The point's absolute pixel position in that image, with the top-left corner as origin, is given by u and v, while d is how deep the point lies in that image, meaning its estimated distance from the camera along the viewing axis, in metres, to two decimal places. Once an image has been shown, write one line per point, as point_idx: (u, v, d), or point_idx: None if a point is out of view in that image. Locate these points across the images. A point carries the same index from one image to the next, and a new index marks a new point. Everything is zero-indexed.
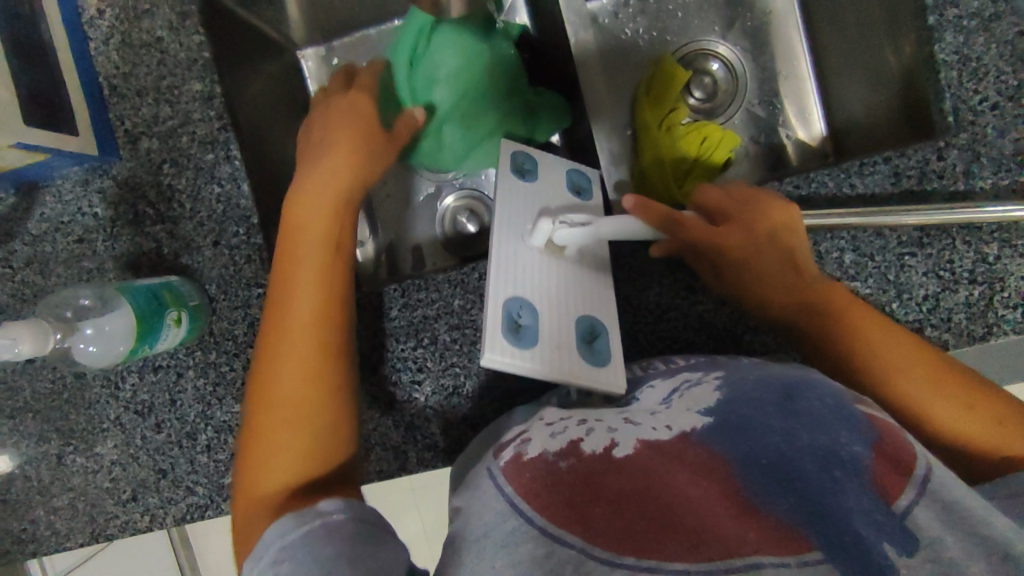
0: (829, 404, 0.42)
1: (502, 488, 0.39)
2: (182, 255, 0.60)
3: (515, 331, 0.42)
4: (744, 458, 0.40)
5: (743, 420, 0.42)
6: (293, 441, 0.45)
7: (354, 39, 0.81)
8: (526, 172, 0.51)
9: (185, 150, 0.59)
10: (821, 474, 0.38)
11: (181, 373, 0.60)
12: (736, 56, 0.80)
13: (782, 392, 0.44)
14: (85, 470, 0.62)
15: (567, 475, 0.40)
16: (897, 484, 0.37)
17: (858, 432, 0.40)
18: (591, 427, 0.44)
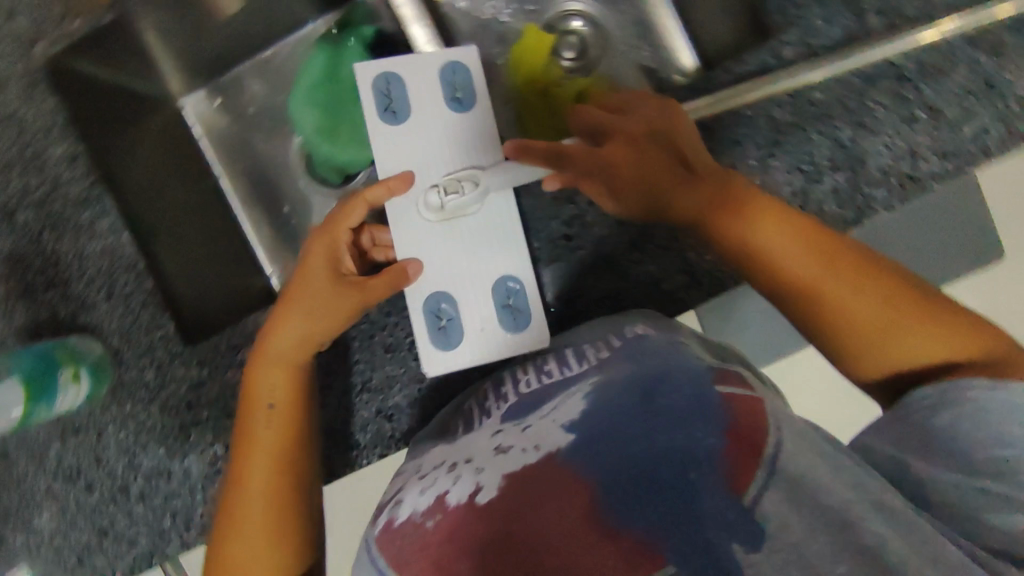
0: (687, 395, 0.40)
1: (380, 564, 0.37)
2: (80, 314, 0.61)
3: (438, 326, 0.58)
4: (603, 478, 0.35)
5: (597, 432, 0.38)
6: (261, 497, 0.50)
7: (230, 79, 0.83)
8: (394, 107, 0.62)
9: (62, 213, 0.60)
10: (678, 480, 0.34)
11: (102, 430, 0.61)
12: (593, 10, 0.81)
13: (641, 392, 0.41)
14: (27, 546, 0.62)
15: (433, 537, 0.36)
16: (748, 471, 0.34)
17: (712, 419, 0.37)
18: (461, 476, 0.40)
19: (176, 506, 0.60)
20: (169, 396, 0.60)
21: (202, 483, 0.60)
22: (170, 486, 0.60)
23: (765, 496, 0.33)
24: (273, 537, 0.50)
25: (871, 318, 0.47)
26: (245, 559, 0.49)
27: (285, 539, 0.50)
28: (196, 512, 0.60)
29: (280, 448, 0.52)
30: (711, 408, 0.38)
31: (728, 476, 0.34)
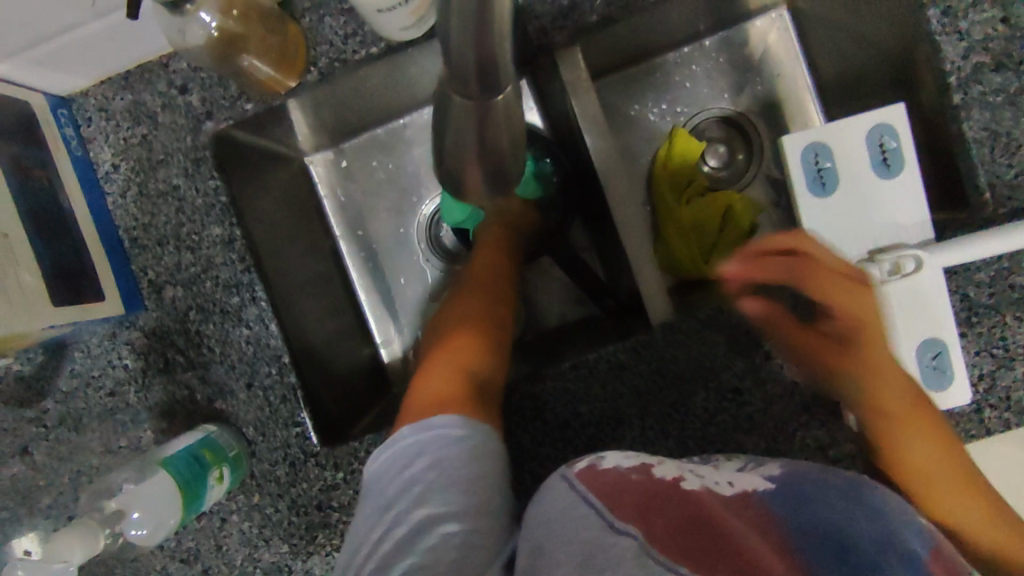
0: (886, 500, 0.43)
1: (579, 490, 0.40)
2: (216, 399, 0.59)
3: (937, 373, 0.53)
4: (795, 526, 0.39)
5: (801, 489, 0.42)
6: (456, 358, 0.53)
7: (366, 140, 0.80)
8: (827, 172, 0.55)
9: (211, 295, 0.58)
10: (877, 552, 0.38)
11: (226, 518, 0.59)
12: (747, 119, 0.79)
13: (852, 481, 0.44)
14: None
15: (638, 488, 0.40)
16: (944, 574, 0.38)
17: (918, 533, 0.40)
18: (666, 463, 0.44)
19: None
20: (300, 495, 0.59)
21: None
22: None
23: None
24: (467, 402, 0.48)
25: (960, 456, 0.51)
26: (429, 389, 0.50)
27: (478, 365, 0.53)
28: None
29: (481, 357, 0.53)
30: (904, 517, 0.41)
31: (927, 574, 0.37)
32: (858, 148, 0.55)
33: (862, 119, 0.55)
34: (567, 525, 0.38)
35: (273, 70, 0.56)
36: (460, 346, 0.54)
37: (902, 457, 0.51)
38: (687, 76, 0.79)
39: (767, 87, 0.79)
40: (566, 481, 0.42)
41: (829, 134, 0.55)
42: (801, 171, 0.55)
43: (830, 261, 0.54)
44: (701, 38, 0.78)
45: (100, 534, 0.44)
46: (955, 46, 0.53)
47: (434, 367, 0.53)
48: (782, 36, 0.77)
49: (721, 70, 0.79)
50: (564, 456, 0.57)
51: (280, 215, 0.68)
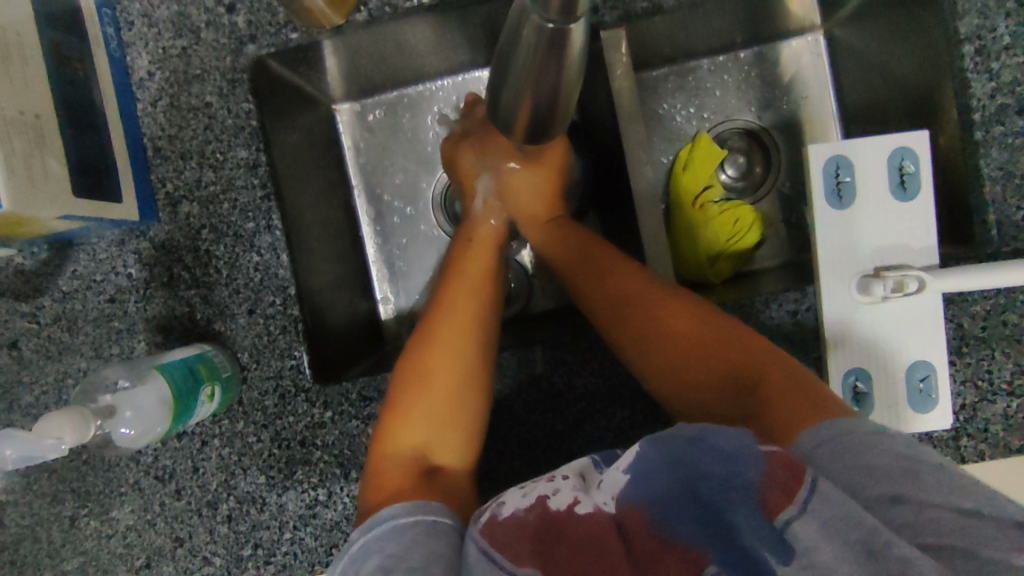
0: (734, 442, 0.38)
1: (476, 544, 0.39)
2: (215, 321, 0.59)
3: (920, 395, 0.55)
4: (655, 497, 0.38)
5: (664, 458, 0.39)
6: (465, 352, 0.52)
7: (390, 97, 0.79)
8: (846, 189, 0.56)
9: (226, 217, 0.58)
10: (720, 497, 0.36)
11: (207, 440, 0.59)
12: (769, 135, 0.81)
13: (689, 435, 0.39)
14: (97, 534, 0.60)
15: (529, 530, 0.39)
16: (781, 497, 0.35)
17: (753, 459, 0.37)
18: (560, 485, 0.42)
19: (261, 537, 0.59)
20: (285, 429, 0.59)
21: (295, 521, 0.59)
22: (261, 515, 0.59)
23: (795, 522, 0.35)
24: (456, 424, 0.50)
25: (787, 376, 0.45)
26: (427, 417, 0.50)
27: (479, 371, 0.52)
28: (280, 549, 0.59)
29: (473, 335, 0.53)
30: (746, 448, 0.38)
31: (763, 503, 0.35)
32: (879, 169, 0.56)
33: (885, 140, 0.55)
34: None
35: (323, 2, 0.56)
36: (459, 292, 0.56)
37: (800, 411, 0.42)
38: (719, 84, 0.81)
39: (792, 107, 0.80)
40: (468, 547, 0.40)
41: (853, 151, 0.55)
42: (821, 180, 0.56)
43: (834, 275, 0.56)
44: (737, 49, 0.80)
45: (91, 420, 0.44)
46: (983, 84, 0.56)
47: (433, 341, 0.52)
48: (813, 59, 0.79)
49: (753, 84, 0.81)
50: (553, 425, 0.58)
51: (301, 152, 0.68)
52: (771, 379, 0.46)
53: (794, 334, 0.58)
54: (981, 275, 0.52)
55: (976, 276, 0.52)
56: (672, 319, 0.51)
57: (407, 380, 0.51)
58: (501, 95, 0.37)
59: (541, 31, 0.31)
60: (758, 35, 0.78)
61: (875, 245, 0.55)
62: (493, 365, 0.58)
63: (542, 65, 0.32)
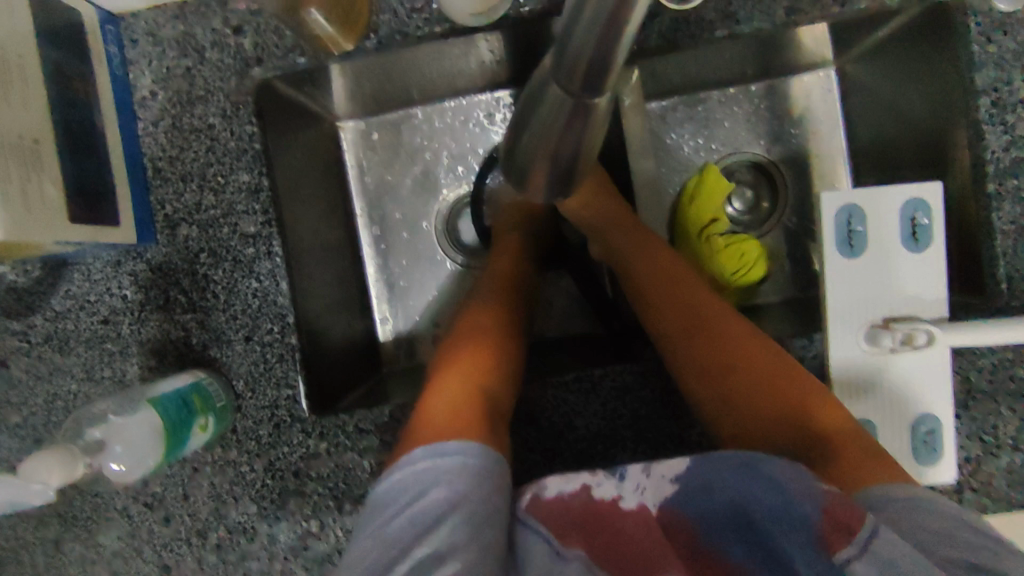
0: (788, 472, 0.40)
1: (526, 527, 0.40)
2: (211, 347, 0.57)
3: (925, 450, 0.54)
4: (706, 512, 0.40)
5: (707, 475, 0.41)
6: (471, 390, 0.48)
7: (396, 117, 0.78)
8: (856, 238, 0.55)
9: (225, 241, 0.57)
10: (776, 527, 0.37)
11: (198, 468, 0.58)
12: (776, 169, 0.80)
13: (746, 460, 0.41)
14: (83, 559, 0.59)
15: (576, 515, 0.40)
16: (840, 538, 0.36)
17: (810, 494, 0.38)
18: (604, 478, 0.43)
19: (250, 568, 0.58)
20: (278, 459, 0.58)
21: (285, 553, 0.58)
22: (251, 546, 0.58)
23: (857, 561, 0.35)
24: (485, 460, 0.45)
25: (850, 433, 0.46)
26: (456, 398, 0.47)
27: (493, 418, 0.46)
28: None
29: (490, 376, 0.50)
30: (800, 482, 0.39)
31: (821, 541, 0.36)
32: (890, 218, 0.55)
33: (898, 190, 0.55)
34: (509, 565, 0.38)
35: (333, 29, 0.54)
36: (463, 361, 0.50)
37: (850, 469, 0.44)
38: (728, 116, 0.80)
39: (800, 142, 0.80)
40: (515, 524, 0.40)
41: (864, 199, 0.55)
42: (831, 228, 0.55)
43: (842, 325, 0.55)
44: (748, 82, 0.79)
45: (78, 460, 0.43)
46: (997, 135, 0.56)
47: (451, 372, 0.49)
48: (823, 95, 0.79)
49: (762, 116, 0.80)
50: (552, 466, 0.57)
51: (304, 173, 0.67)
52: (829, 430, 0.46)
53: None
54: (993, 335, 0.51)
55: (988, 335, 0.51)
56: (744, 344, 0.51)
57: (445, 371, 0.50)
58: (514, 147, 0.36)
59: (560, 94, 0.30)
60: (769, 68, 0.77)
61: (884, 294, 0.55)
62: None
63: (558, 125, 0.31)
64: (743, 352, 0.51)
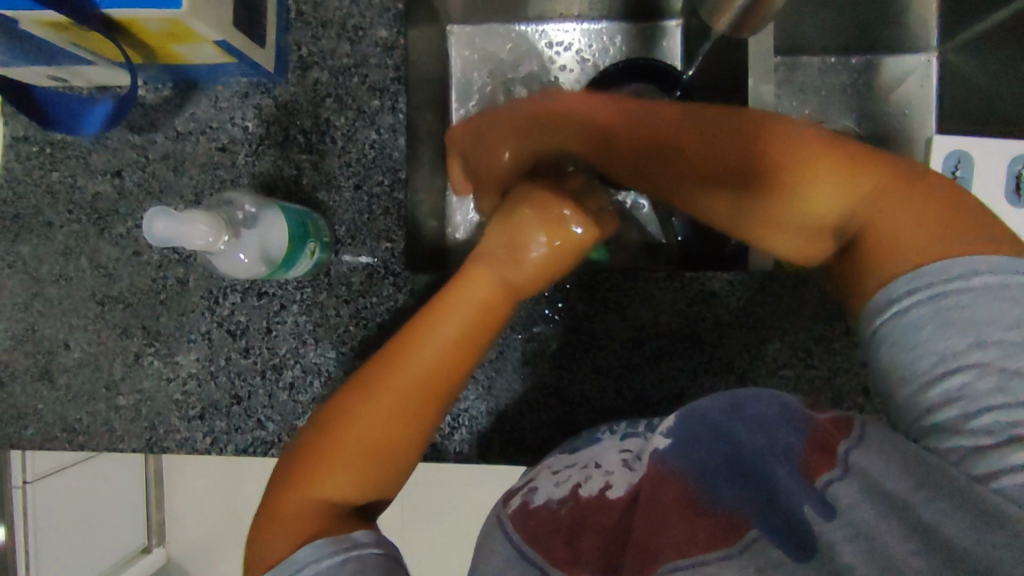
0: (773, 410, 0.41)
1: (511, 536, 0.42)
2: (320, 189, 0.59)
3: None
4: (696, 465, 0.41)
5: (692, 433, 0.43)
6: (416, 397, 0.44)
7: (507, 30, 0.80)
8: (960, 185, 0.56)
9: (353, 90, 0.59)
10: (760, 460, 0.39)
11: (285, 305, 0.59)
12: (864, 143, 0.82)
13: (730, 401, 0.43)
14: (159, 375, 0.60)
15: (563, 522, 0.42)
16: (821, 463, 0.38)
17: (794, 426, 0.40)
18: (592, 473, 0.46)
19: None
20: (366, 307, 0.59)
21: None
22: (322, 390, 0.59)
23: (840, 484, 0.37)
24: (377, 457, 0.43)
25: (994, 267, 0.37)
26: (354, 472, 0.43)
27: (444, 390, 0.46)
28: None
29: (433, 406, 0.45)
30: (787, 416, 0.40)
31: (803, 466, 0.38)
32: (996, 171, 0.56)
33: (1008, 145, 0.56)
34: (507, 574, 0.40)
35: None
36: (417, 376, 0.45)
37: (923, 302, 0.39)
38: (825, 85, 0.83)
39: (891, 121, 0.82)
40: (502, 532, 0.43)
41: (977, 148, 0.56)
42: (938, 174, 0.57)
43: None
44: (849, 55, 0.81)
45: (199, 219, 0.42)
46: None
47: (393, 391, 0.44)
48: (921, 78, 0.81)
49: (857, 91, 0.82)
50: (629, 357, 0.58)
51: (425, 54, 0.69)
52: (895, 209, 0.41)
53: None
54: None
55: None
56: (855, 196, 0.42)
57: (351, 402, 0.44)
58: None
59: None
60: (873, 43, 0.80)
61: None
62: (579, 286, 0.59)
63: None
64: (779, 174, 0.44)
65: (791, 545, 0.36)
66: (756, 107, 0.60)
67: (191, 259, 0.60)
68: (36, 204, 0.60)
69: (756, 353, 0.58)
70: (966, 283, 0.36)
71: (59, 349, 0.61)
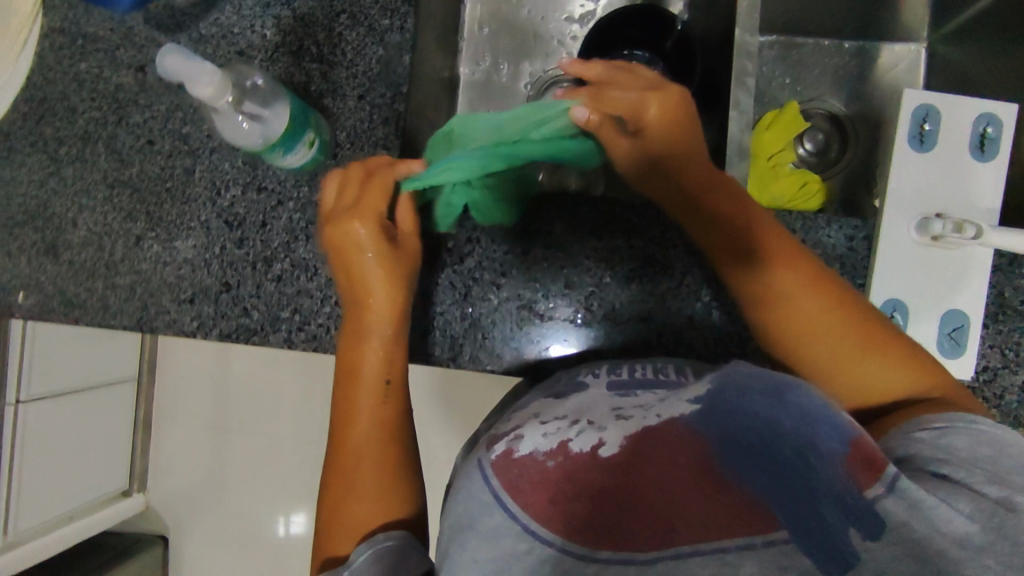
0: (818, 406, 0.33)
1: (489, 481, 0.37)
2: (326, 97, 0.63)
3: (950, 343, 0.58)
4: (726, 437, 0.32)
5: (717, 399, 0.33)
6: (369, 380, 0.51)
7: None
8: (925, 137, 0.60)
9: (365, 8, 0.63)
10: (794, 463, 0.31)
11: (282, 202, 0.63)
12: (851, 122, 0.86)
13: (774, 385, 0.34)
14: (156, 258, 0.64)
15: (549, 474, 0.36)
16: (865, 478, 0.32)
17: (837, 429, 0.32)
18: (584, 429, 0.38)
19: (301, 304, 0.62)
20: None
21: (337, 299, 0.62)
22: (308, 284, 0.63)
23: (883, 500, 0.32)
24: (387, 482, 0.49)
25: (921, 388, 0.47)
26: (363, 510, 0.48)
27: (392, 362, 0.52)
28: (315, 321, 0.62)
29: (391, 378, 0.52)
30: (829, 413, 0.33)
31: (851, 478, 0.31)
32: (962, 127, 0.60)
33: (973, 103, 0.60)
34: (485, 531, 0.37)
35: None
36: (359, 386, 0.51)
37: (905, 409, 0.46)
38: (818, 67, 0.87)
39: (879, 104, 0.86)
40: (478, 480, 0.38)
41: (941, 103, 0.59)
42: (906, 125, 0.60)
43: (897, 210, 0.59)
44: (843, 38, 0.85)
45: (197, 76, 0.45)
46: None
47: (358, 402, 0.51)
48: (909, 67, 0.84)
49: (848, 74, 0.86)
50: (601, 277, 0.61)
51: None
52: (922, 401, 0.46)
53: (847, 258, 0.60)
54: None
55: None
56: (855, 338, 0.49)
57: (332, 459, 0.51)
58: None
59: None
60: (866, 28, 0.83)
61: (940, 193, 0.59)
62: (559, 207, 0.62)
63: None
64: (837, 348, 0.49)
65: (823, 555, 0.31)
66: (740, 57, 0.64)
67: (199, 152, 0.64)
68: (62, 90, 0.65)
69: (723, 281, 0.60)
70: (956, 440, 0.40)
71: (67, 227, 0.64)
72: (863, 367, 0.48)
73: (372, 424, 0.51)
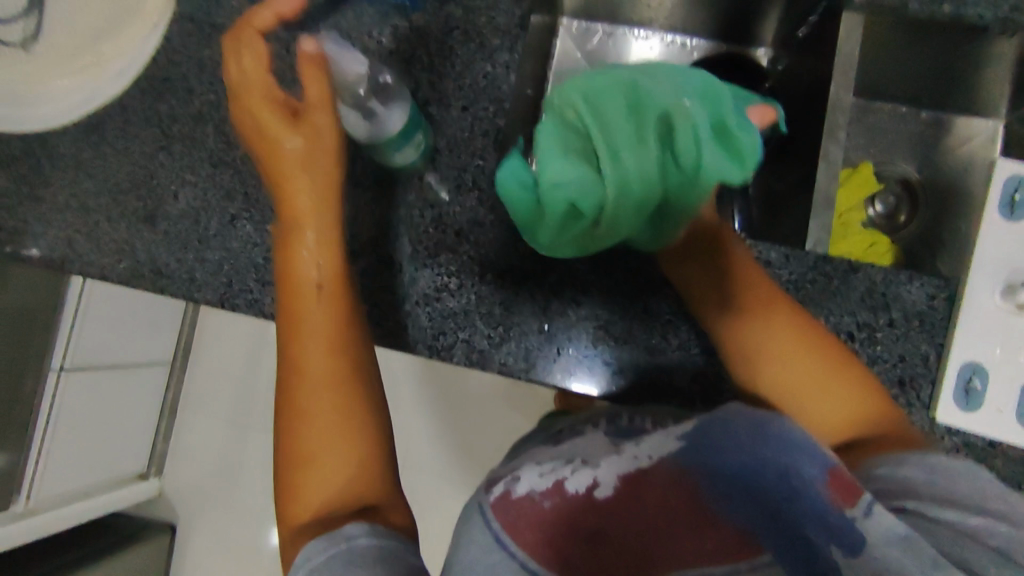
0: (797, 437, 0.40)
1: (490, 523, 0.40)
2: (431, 105, 0.66)
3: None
4: (713, 474, 0.39)
5: (705, 442, 0.40)
6: (320, 371, 0.51)
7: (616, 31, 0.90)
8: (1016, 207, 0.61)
9: (478, 26, 0.66)
10: (780, 488, 0.37)
11: (376, 198, 0.65)
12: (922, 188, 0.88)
13: (756, 421, 0.41)
14: (248, 238, 0.66)
15: (548, 517, 0.39)
16: (845, 495, 0.37)
17: (816, 460, 0.39)
18: (576, 468, 0.43)
19: (383, 299, 0.64)
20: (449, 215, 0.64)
21: (419, 297, 0.64)
22: (394, 280, 0.64)
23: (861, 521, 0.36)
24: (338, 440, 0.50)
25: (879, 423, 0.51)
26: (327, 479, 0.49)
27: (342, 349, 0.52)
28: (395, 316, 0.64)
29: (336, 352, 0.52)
30: (810, 448, 0.39)
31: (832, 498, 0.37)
32: None
33: None
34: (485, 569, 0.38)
35: None
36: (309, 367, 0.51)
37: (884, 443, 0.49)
38: (892, 132, 0.89)
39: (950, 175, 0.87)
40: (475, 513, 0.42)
41: None
42: (998, 193, 0.62)
43: (982, 276, 0.60)
44: (920, 108, 0.88)
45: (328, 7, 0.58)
46: None
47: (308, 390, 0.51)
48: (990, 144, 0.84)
49: (921, 144, 0.88)
50: (680, 306, 0.62)
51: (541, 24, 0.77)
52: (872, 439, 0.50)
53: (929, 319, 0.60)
54: None
55: None
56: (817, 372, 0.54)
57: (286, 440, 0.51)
58: None
59: None
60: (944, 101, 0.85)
61: None
62: None
63: None
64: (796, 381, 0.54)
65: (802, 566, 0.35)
66: (833, 110, 0.66)
67: None
68: (183, 71, 0.68)
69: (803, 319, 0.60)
70: (916, 470, 0.44)
71: (167, 199, 0.67)
72: (817, 386, 0.54)
73: (322, 413, 0.51)
